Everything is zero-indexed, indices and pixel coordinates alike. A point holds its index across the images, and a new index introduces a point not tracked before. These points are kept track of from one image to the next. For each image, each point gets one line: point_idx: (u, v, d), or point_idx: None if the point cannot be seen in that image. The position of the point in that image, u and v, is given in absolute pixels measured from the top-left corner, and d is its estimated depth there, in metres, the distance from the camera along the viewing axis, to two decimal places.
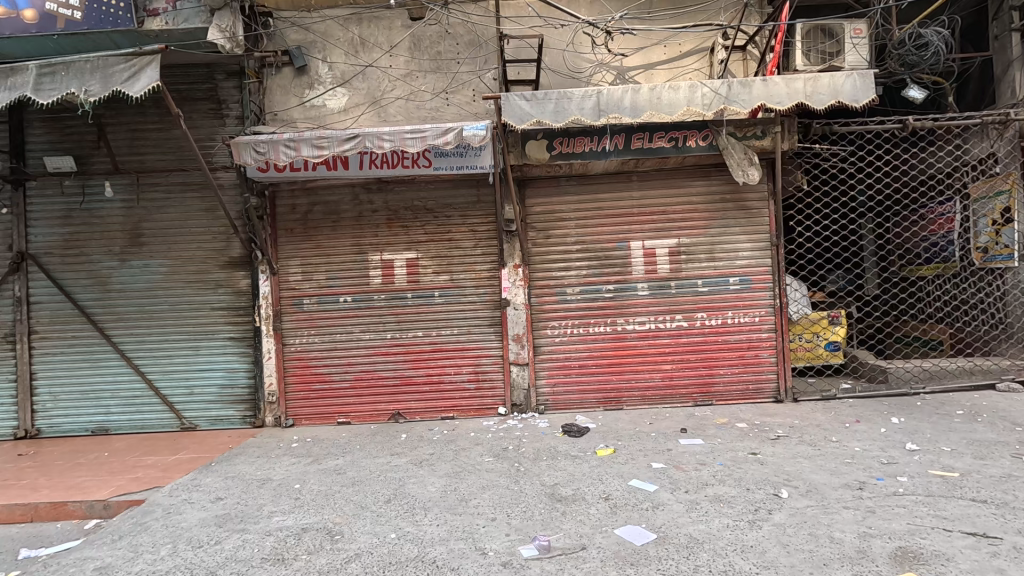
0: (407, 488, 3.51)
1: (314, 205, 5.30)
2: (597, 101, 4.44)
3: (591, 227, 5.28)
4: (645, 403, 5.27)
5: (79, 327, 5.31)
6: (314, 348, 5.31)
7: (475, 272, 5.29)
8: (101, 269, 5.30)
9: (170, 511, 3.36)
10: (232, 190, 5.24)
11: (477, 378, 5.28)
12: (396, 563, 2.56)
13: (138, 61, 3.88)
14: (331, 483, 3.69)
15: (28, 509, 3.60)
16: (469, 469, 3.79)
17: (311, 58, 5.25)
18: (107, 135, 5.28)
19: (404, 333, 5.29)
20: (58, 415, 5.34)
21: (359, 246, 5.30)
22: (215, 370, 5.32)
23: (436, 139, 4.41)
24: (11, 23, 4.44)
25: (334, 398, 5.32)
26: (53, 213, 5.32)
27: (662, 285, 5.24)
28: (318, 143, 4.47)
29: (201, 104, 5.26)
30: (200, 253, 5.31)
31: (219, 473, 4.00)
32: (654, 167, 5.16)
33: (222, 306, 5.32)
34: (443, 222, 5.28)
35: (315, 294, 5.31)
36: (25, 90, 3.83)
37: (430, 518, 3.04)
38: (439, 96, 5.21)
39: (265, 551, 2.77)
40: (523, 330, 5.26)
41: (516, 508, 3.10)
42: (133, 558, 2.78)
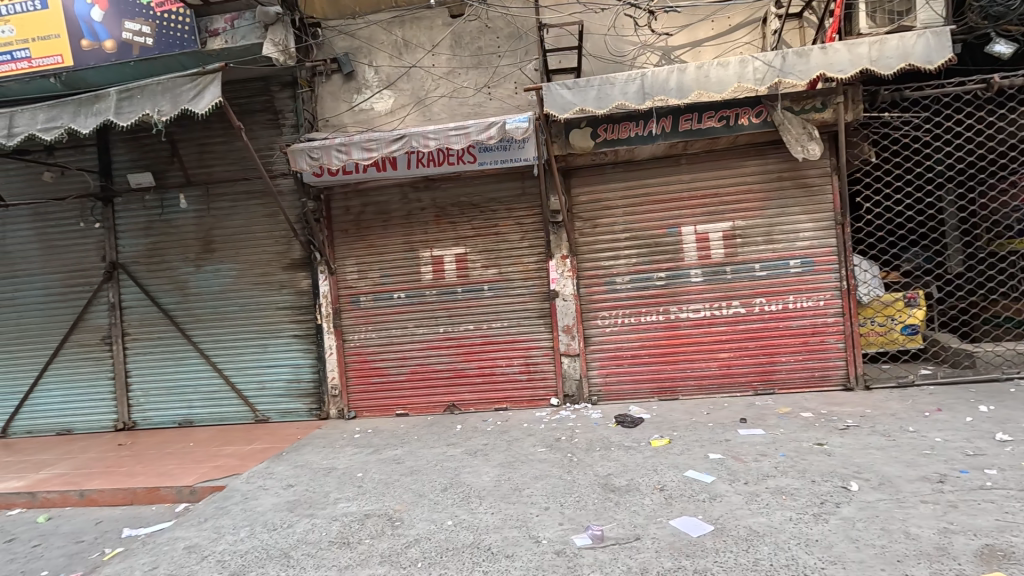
0: (463, 477, 3.61)
1: (366, 206, 5.50)
2: (641, 84, 4.32)
3: (639, 214, 5.17)
4: (701, 393, 5.12)
5: (164, 328, 5.81)
6: (372, 344, 5.54)
7: (523, 265, 5.31)
8: (180, 275, 5.76)
9: (247, 497, 3.64)
10: (291, 195, 5.54)
11: (528, 369, 5.32)
12: (453, 549, 2.65)
13: (202, 80, 4.15)
14: (390, 472, 3.85)
15: (127, 493, 4.00)
16: (522, 459, 3.85)
17: (358, 64, 5.44)
18: (180, 151, 5.71)
19: (456, 327, 5.41)
20: (150, 408, 5.87)
21: (410, 244, 5.46)
22: (283, 366, 5.66)
23: (479, 135, 4.45)
24: (97, 54, 5.08)
25: (392, 391, 5.53)
26: (137, 226, 5.83)
27: (716, 271, 5.05)
28: (367, 145, 4.63)
29: (260, 115, 5.57)
30: (265, 256, 5.66)
31: (289, 462, 4.28)
32: (705, 149, 4.98)
33: (287, 306, 5.64)
34: (490, 216, 5.33)
35: (370, 291, 5.53)
36: (108, 115, 4.20)
37: (485, 506, 3.12)
38: (482, 91, 5.25)
39: (332, 535, 2.95)
40: (572, 321, 5.24)
41: (569, 498, 3.11)
42: (217, 539, 3.04)
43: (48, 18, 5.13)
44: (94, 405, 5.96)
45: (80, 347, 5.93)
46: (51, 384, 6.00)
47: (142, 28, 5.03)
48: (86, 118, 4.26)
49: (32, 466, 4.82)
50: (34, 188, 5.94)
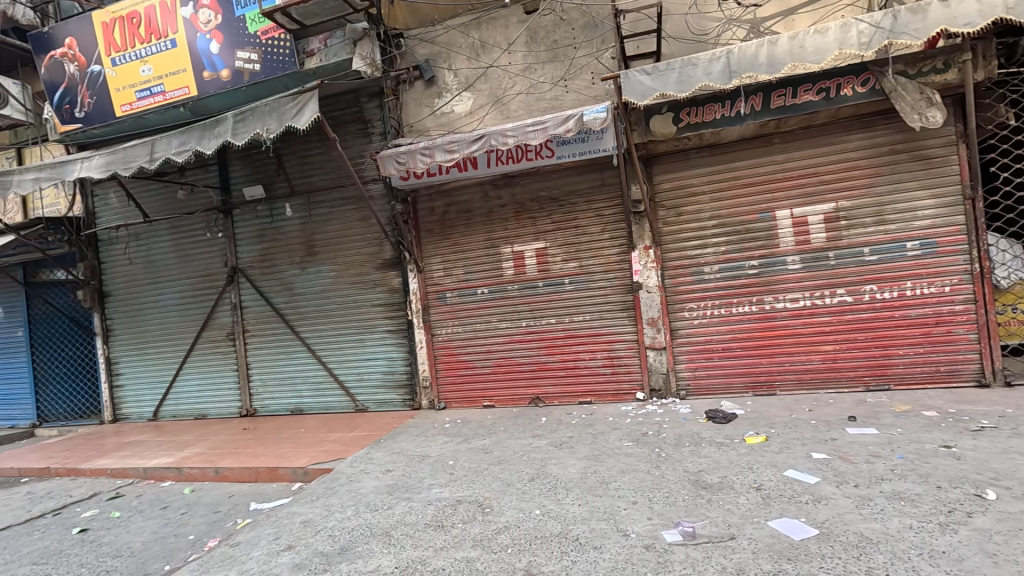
0: (549, 468, 3.66)
1: (449, 206, 5.72)
2: (726, 62, 4.09)
3: (727, 200, 4.89)
4: (802, 388, 4.77)
5: (276, 325, 6.45)
6: (458, 337, 5.76)
7: (604, 257, 5.26)
8: (288, 277, 6.36)
9: (351, 479, 3.96)
10: (381, 199, 5.90)
11: (612, 363, 5.26)
12: (541, 538, 2.71)
13: (302, 98, 4.54)
14: (480, 461, 4.00)
15: (252, 471, 4.51)
16: (608, 453, 3.82)
17: (438, 69, 5.64)
18: (285, 164, 6.29)
19: (538, 321, 5.47)
20: (267, 397, 6.56)
21: (492, 241, 5.59)
22: (378, 359, 6.07)
23: (557, 128, 4.45)
24: (216, 83, 5.76)
25: (478, 383, 5.72)
26: (252, 234, 6.51)
27: (817, 257, 4.67)
28: (449, 147, 4.81)
29: (352, 126, 5.99)
30: (360, 257, 6.08)
31: (386, 448, 4.59)
32: (801, 125, 4.61)
33: (380, 303, 6.03)
34: (569, 210, 5.32)
35: (455, 288, 5.75)
36: (227, 136, 4.72)
37: (572, 498, 3.14)
38: (558, 85, 5.24)
39: (428, 517, 3.13)
40: (657, 313, 5.09)
41: (658, 493, 3.06)
42: (327, 515, 3.35)
43: (176, 55, 5.89)
44: (223, 394, 6.76)
45: (210, 342, 6.74)
46: (189, 374, 6.89)
47: (251, 55, 5.62)
48: (209, 141, 4.82)
49: (177, 445, 5.59)
50: (170, 204, 6.83)
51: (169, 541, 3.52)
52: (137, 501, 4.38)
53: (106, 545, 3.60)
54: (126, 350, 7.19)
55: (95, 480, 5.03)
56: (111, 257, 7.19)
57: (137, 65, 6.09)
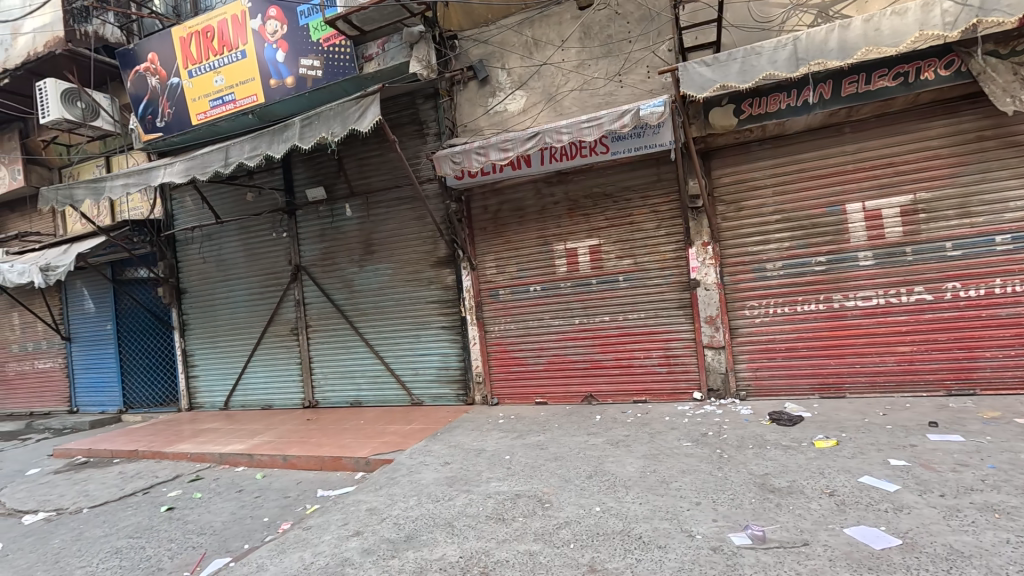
0: (607, 466, 3.65)
1: (502, 204, 5.78)
2: (793, 50, 3.92)
3: (792, 193, 4.69)
4: (875, 392, 4.52)
5: (336, 321, 6.72)
6: (511, 335, 5.82)
7: (660, 254, 5.17)
8: (348, 275, 6.62)
9: (412, 470, 4.09)
10: (436, 198, 6.03)
11: (668, 361, 5.17)
12: (603, 535, 2.71)
13: (364, 102, 4.70)
14: (536, 456, 4.03)
15: (318, 460, 4.73)
16: (667, 452, 3.76)
17: (491, 68, 5.69)
18: (345, 167, 6.55)
19: (591, 319, 5.45)
20: (328, 390, 6.85)
21: (545, 238, 5.61)
22: (433, 355, 6.22)
23: (612, 124, 4.40)
24: (282, 90, 6.06)
25: (531, 379, 5.75)
26: (313, 233, 6.82)
27: (892, 253, 4.40)
28: (503, 146, 4.85)
29: (408, 127, 6.15)
30: (415, 255, 6.24)
31: (444, 442, 4.70)
32: (875, 113, 4.36)
33: (435, 300, 6.18)
34: (624, 206, 5.26)
35: (508, 285, 5.81)
36: (295, 140, 4.95)
37: (632, 496, 3.12)
38: (613, 80, 5.19)
39: (488, 510, 3.19)
40: (716, 311, 4.94)
41: (722, 495, 2.99)
42: (392, 504, 3.47)
43: (246, 65, 6.24)
44: (287, 386, 7.11)
45: (276, 337, 7.11)
46: (256, 367, 7.30)
47: (314, 62, 5.88)
48: (278, 145, 5.08)
49: (248, 433, 5.94)
50: (240, 206, 7.26)
51: (246, 522, 3.76)
52: (215, 484, 4.69)
53: (191, 523, 3.88)
54: (200, 343, 7.69)
55: (177, 463, 5.43)
56: (187, 256, 7.71)
57: (210, 76, 6.49)
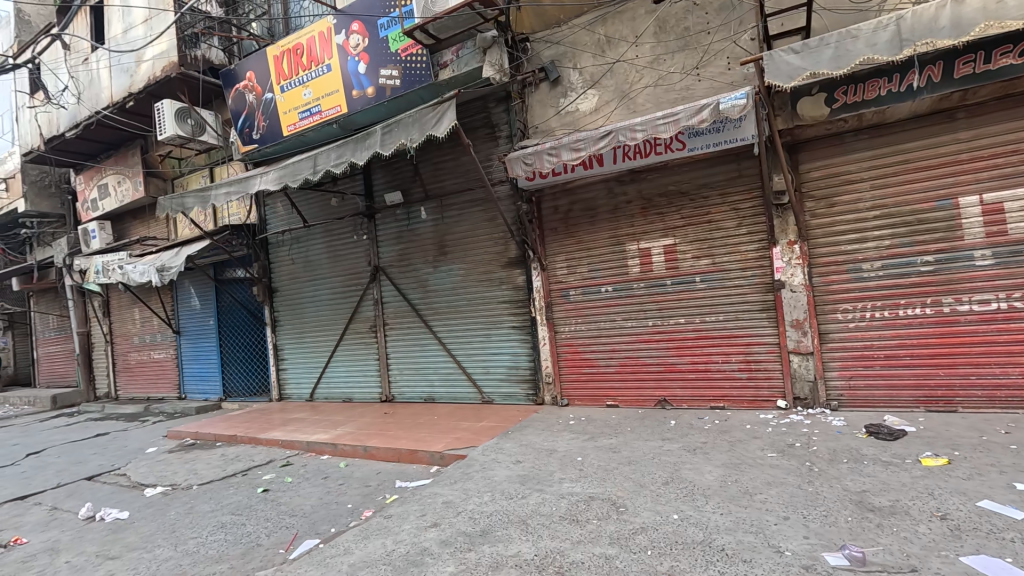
0: (684, 473, 3.53)
1: (573, 204, 5.76)
2: (896, 30, 3.59)
3: (895, 187, 4.30)
4: (993, 407, 4.04)
5: (411, 319, 7.00)
6: (582, 335, 5.78)
7: (741, 253, 4.92)
8: (423, 275, 6.86)
9: (485, 466, 4.17)
10: (507, 199, 6.12)
11: (750, 367, 4.91)
12: (683, 543, 2.62)
13: (440, 108, 4.87)
14: (609, 459, 3.98)
15: (396, 452, 4.96)
16: (749, 462, 3.58)
17: (563, 68, 5.68)
18: (421, 171, 6.80)
19: (667, 320, 5.29)
20: (404, 385, 7.14)
21: (617, 237, 5.52)
22: (504, 354, 6.30)
23: (689, 120, 4.25)
24: (364, 100, 6.41)
25: (602, 381, 5.68)
26: (391, 235, 7.14)
27: (1016, 251, 3.92)
28: (575, 145, 4.82)
29: (480, 131, 6.30)
30: (487, 256, 6.37)
31: (515, 440, 4.76)
32: (995, 95, 3.91)
33: (505, 300, 6.26)
34: (701, 204, 5.06)
35: (579, 286, 5.77)
36: (377, 147, 5.21)
37: (712, 505, 3.00)
38: (690, 74, 5.01)
39: (562, 510, 3.19)
40: (804, 314, 4.62)
41: (814, 511, 2.80)
42: (467, 499, 3.57)
43: (331, 78, 6.65)
44: (366, 380, 7.49)
45: (356, 333, 7.51)
46: (339, 362, 7.75)
47: (393, 72, 6.17)
48: (361, 152, 5.36)
49: (331, 424, 6.32)
50: (325, 210, 7.75)
51: (332, 507, 4.02)
52: (304, 470, 5.04)
53: (284, 504, 4.20)
54: (289, 338, 8.28)
55: (270, 449, 5.89)
56: (278, 257, 8.32)
57: (300, 90, 6.97)
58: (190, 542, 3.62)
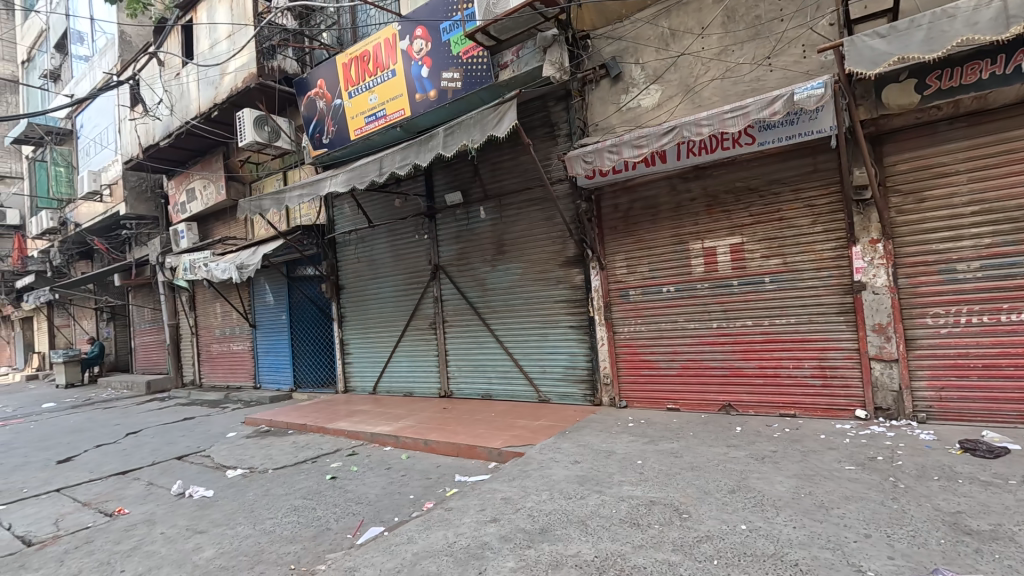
0: (753, 482, 3.37)
1: (634, 202, 5.65)
2: (1001, 5, 3.25)
3: (997, 180, 3.91)
4: None
5: (470, 317, 7.13)
6: (642, 336, 5.66)
7: (815, 253, 4.64)
8: (481, 274, 6.96)
9: (543, 465, 4.17)
10: (566, 198, 6.09)
11: (824, 373, 4.63)
12: (752, 556, 2.51)
13: (501, 108, 4.92)
14: (670, 464, 3.87)
15: (455, 446, 5.06)
16: (824, 475, 3.37)
17: (625, 64, 5.58)
18: (480, 171, 6.90)
19: (733, 322, 5.07)
20: (462, 382, 7.28)
21: (680, 236, 5.35)
22: (561, 354, 6.28)
23: (761, 112, 4.06)
24: (426, 103, 6.59)
25: (663, 384, 5.54)
26: (451, 234, 7.29)
27: None
28: (638, 142, 4.71)
29: (539, 130, 6.31)
30: (545, 255, 6.36)
31: (573, 440, 4.73)
32: None
33: (563, 299, 6.24)
34: (772, 200, 4.82)
35: (639, 285, 5.65)
36: (439, 149, 5.33)
37: (784, 518, 2.85)
38: (761, 64, 4.77)
39: (622, 513, 3.15)
40: (887, 318, 4.29)
41: (901, 530, 2.59)
42: (525, 496, 3.59)
43: (395, 82, 6.89)
44: (426, 375, 7.70)
45: (417, 330, 7.74)
46: (400, 357, 8.02)
47: (454, 75, 6.31)
48: (425, 154, 5.51)
49: (393, 417, 6.55)
50: (389, 211, 8.03)
51: (395, 497, 4.17)
52: (369, 460, 5.26)
53: (351, 491, 4.41)
54: (354, 333, 8.66)
55: (337, 439, 6.19)
56: (345, 256, 8.71)
57: (366, 95, 7.27)
58: (266, 522, 3.87)
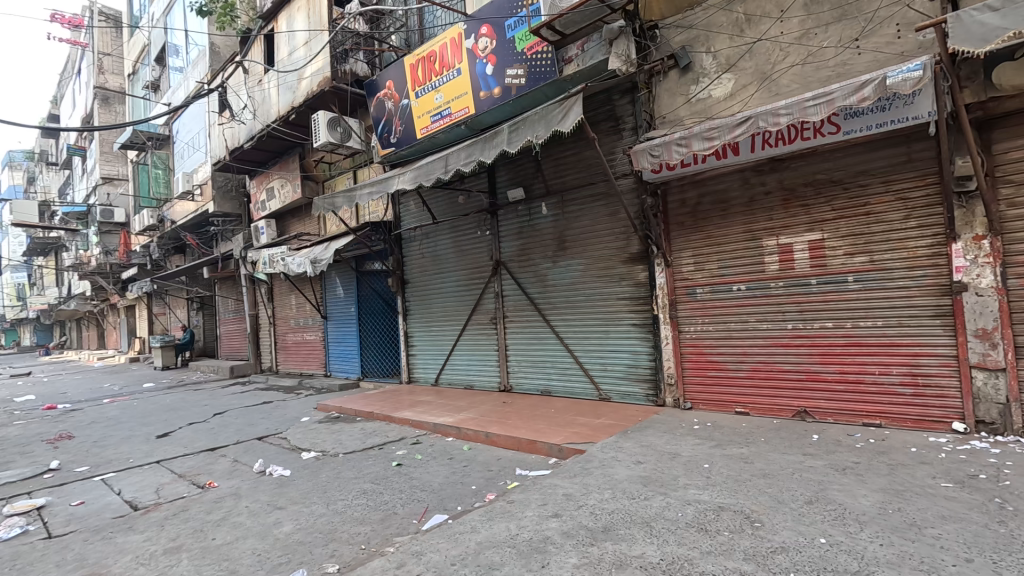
0: (833, 494, 3.17)
1: (703, 196, 5.43)
2: None
3: None
4: None
5: (530, 312, 7.15)
6: (708, 336, 5.46)
7: (907, 250, 4.28)
8: (542, 270, 6.97)
9: (604, 464, 4.13)
10: (631, 193, 5.97)
11: (915, 382, 4.26)
12: (832, 572, 2.36)
13: (567, 103, 4.88)
14: (740, 470, 3.71)
15: (516, 440, 5.12)
16: (914, 490, 3.11)
17: (696, 53, 5.38)
18: (543, 167, 6.90)
19: (810, 324, 4.78)
20: (522, 377, 7.33)
21: (752, 232, 5.10)
22: (624, 352, 6.17)
23: (847, 99, 3.78)
24: (491, 100, 6.67)
25: (731, 386, 5.31)
26: (513, 230, 7.35)
27: None
28: (708, 134, 4.51)
29: (604, 124, 6.22)
30: (608, 251, 6.27)
31: (635, 440, 4.64)
32: None
33: (626, 296, 6.12)
34: (857, 193, 4.49)
35: (707, 283, 5.44)
36: (504, 145, 5.37)
37: (869, 534, 2.66)
38: (848, 47, 4.44)
39: (689, 517, 3.06)
40: (994, 323, 3.88)
41: (1008, 556, 2.35)
42: (587, 493, 3.57)
43: (461, 81, 7.02)
44: (487, 369, 7.81)
45: (478, 324, 7.88)
46: (461, 351, 8.19)
47: (519, 72, 6.35)
48: (490, 150, 5.57)
49: (455, 409, 6.70)
50: (452, 207, 8.21)
51: (458, 486, 4.27)
52: (432, 450, 5.42)
53: (416, 479, 4.57)
54: (417, 326, 8.93)
55: (402, 427, 6.42)
56: (410, 252, 9.00)
57: (433, 95, 7.45)
58: (338, 503, 4.09)
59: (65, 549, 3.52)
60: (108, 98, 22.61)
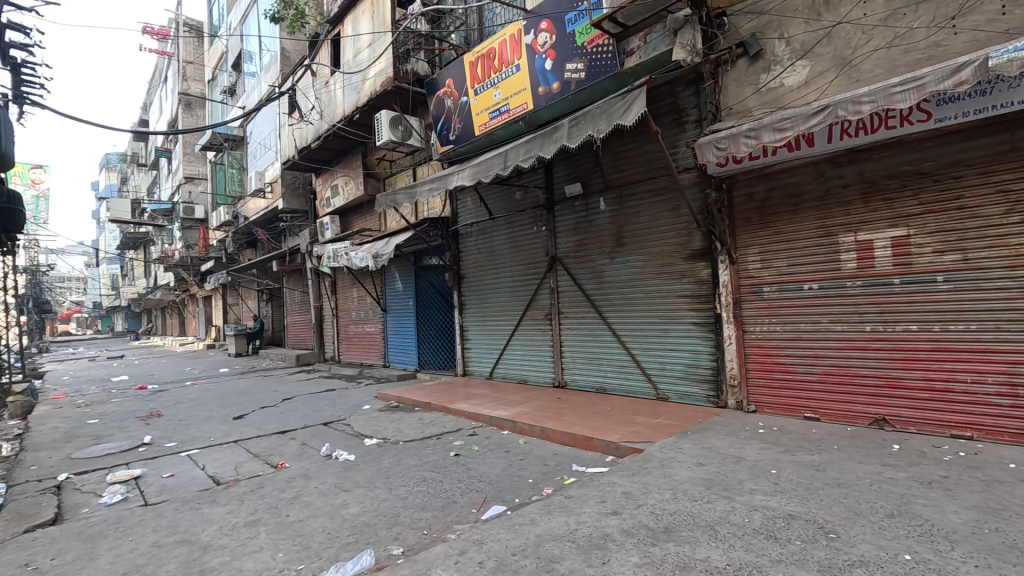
0: (917, 508, 2.96)
1: (773, 190, 5.19)
2: None
3: None
4: None
5: (586, 309, 7.10)
6: (775, 337, 5.22)
7: (1007, 248, 3.90)
8: (599, 267, 6.90)
9: (664, 464, 4.04)
10: (694, 188, 5.79)
11: (1014, 392, 3.89)
12: None
13: (629, 96, 4.78)
14: (811, 477, 3.54)
15: (572, 437, 5.11)
16: (1014, 510, 2.85)
17: (767, 40, 5.13)
18: (602, 162, 6.81)
19: (890, 326, 4.46)
20: (576, 373, 7.30)
21: (827, 227, 4.82)
22: (683, 351, 6.01)
23: (940, 84, 3.48)
24: (549, 96, 6.67)
25: (799, 390, 5.07)
26: (569, 226, 7.31)
27: None
28: (779, 125, 4.30)
29: (666, 117, 6.06)
30: (668, 248, 6.12)
31: (696, 441, 4.51)
32: None
33: (687, 294, 5.95)
34: (949, 186, 4.14)
35: (775, 281, 5.21)
36: (564, 140, 5.34)
37: (961, 553, 2.47)
38: (942, 27, 4.09)
39: (756, 524, 2.95)
40: None
41: None
42: (647, 493, 3.51)
43: (519, 77, 7.05)
44: (541, 365, 7.84)
45: (533, 320, 7.91)
46: (516, 345, 8.26)
47: (578, 66, 6.30)
48: (548, 146, 5.55)
49: (510, 403, 6.77)
50: (508, 204, 8.26)
51: (514, 479, 4.33)
52: (488, 442, 5.51)
53: (473, 469, 4.67)
54: (472, 321, 9.10)
55: (458, 419, 6.57)
56: (466, 247, 9.15)
57: (491, 91, 7.53)
58: (400, 489, 4.25)
59: (159, 516, 3.86)
60: (191, 103, 24.42)
